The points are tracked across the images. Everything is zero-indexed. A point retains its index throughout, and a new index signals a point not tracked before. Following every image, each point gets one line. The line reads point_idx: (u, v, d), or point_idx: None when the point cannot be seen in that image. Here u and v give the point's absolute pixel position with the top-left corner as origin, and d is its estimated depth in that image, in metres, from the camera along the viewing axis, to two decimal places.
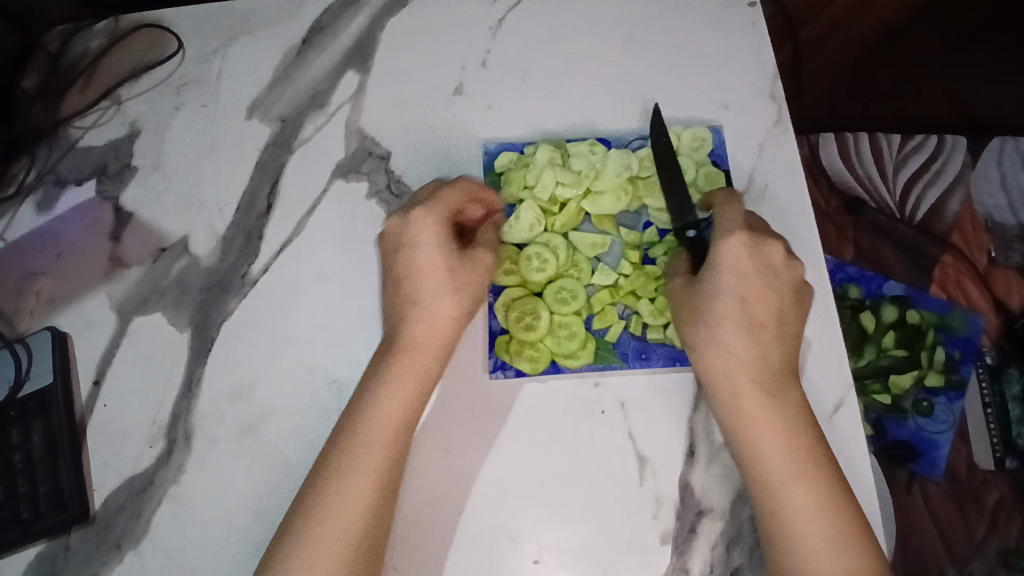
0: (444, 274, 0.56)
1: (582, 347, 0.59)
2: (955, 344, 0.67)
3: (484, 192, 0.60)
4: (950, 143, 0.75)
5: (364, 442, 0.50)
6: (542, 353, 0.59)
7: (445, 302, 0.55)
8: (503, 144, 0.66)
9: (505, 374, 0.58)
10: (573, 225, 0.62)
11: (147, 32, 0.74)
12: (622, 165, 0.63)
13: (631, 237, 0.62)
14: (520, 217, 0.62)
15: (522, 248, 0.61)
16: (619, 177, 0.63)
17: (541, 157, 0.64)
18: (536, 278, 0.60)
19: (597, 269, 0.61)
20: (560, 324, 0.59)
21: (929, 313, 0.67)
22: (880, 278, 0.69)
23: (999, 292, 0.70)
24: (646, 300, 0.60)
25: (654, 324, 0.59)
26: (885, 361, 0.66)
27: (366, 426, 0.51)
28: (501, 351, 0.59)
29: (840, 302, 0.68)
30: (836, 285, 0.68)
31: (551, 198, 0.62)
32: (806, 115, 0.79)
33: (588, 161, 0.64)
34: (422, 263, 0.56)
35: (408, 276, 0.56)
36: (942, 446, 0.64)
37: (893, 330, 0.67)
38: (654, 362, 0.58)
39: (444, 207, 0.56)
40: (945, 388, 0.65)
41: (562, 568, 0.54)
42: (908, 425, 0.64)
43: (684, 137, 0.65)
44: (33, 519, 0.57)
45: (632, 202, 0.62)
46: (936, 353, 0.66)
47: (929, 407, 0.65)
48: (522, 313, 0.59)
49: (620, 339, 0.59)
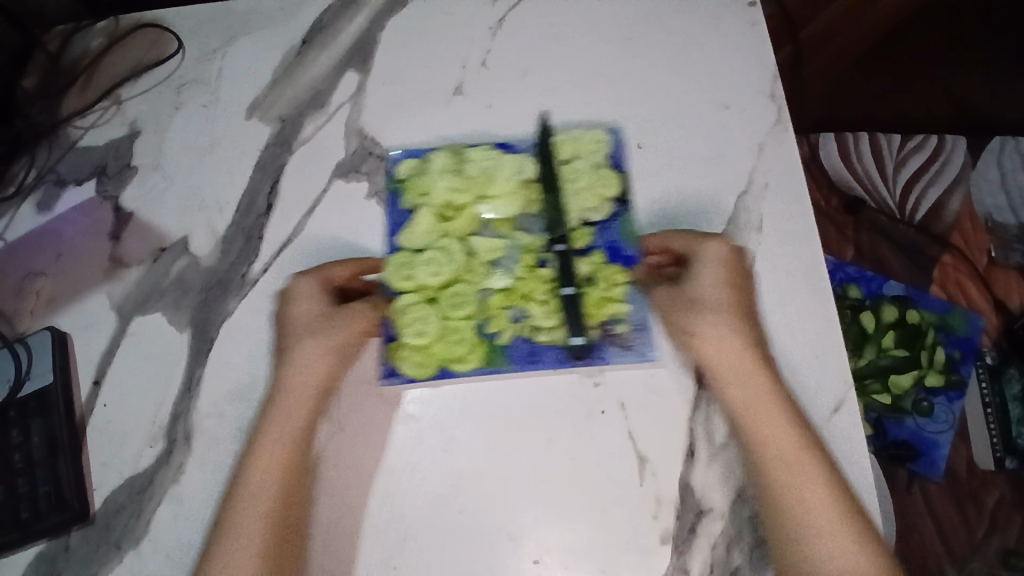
0: (310, 321, 0.61)
1: (472, 351, 0.59)
2: (954, 344, 0.67)
3: (368, 262, 0.63)
4: (950, 143, 0.75)
5: (259, 466, 0.57)
6: (433, 358, 0.59)
7: (312, 347, 0.60)
8: (407, 151, 0.66)
9: (400, 380, 0.58)
10: (471, 230, 0.63)
11: (147, 32, 0.74)
12: (513, 171, 0.65)
13: (527, 240, 0.62)
14: (417, 222, 0.63)
15: (421, 252, 0.62)
16: (511, 182, 0.64)
17: (436, 166, 0.65)
18: (430, 282, 0.61)
19: (491, 273, 0.61)
20: (453, 328, 0.59)
21: (930, 313, 0.67)
22: (880, 278, 0.69)
23: (999, 291, 0.69)
24: (538, 302, 0.60)
25: (549, 326, 0.59)
26: (885, 361, 0.67)
27: (265, 442, 0.58)
28: (392, 356, 0.59)
29: (840, 302, 0.68)
30: (836, 285, 0.69)
31: (446, 206, 0.64)
32: (806, 114, 0.81)
33: (480, 168, 0.65)
34: (296, 313, 0.62)
35: (285, 328, 0.62)
36: (942, 446, 0.64)
37: (893, 330, 0.67)
38: (543, 365, 0.58)
39: (323, 273, 0.63)
40: (945, 388, 0.65)
41: (562, 568, 0.54)
42: (908, 425, 0.64)
43: (581, 141, 0.66)
44: (33, 519, 0.57)
45: (526, 205, 0.63)
46: (936, 353, 0.66)
47: (929, 407, 0.65)
48: (414, 319, 0.60)
49: (512, 342, 0.59)
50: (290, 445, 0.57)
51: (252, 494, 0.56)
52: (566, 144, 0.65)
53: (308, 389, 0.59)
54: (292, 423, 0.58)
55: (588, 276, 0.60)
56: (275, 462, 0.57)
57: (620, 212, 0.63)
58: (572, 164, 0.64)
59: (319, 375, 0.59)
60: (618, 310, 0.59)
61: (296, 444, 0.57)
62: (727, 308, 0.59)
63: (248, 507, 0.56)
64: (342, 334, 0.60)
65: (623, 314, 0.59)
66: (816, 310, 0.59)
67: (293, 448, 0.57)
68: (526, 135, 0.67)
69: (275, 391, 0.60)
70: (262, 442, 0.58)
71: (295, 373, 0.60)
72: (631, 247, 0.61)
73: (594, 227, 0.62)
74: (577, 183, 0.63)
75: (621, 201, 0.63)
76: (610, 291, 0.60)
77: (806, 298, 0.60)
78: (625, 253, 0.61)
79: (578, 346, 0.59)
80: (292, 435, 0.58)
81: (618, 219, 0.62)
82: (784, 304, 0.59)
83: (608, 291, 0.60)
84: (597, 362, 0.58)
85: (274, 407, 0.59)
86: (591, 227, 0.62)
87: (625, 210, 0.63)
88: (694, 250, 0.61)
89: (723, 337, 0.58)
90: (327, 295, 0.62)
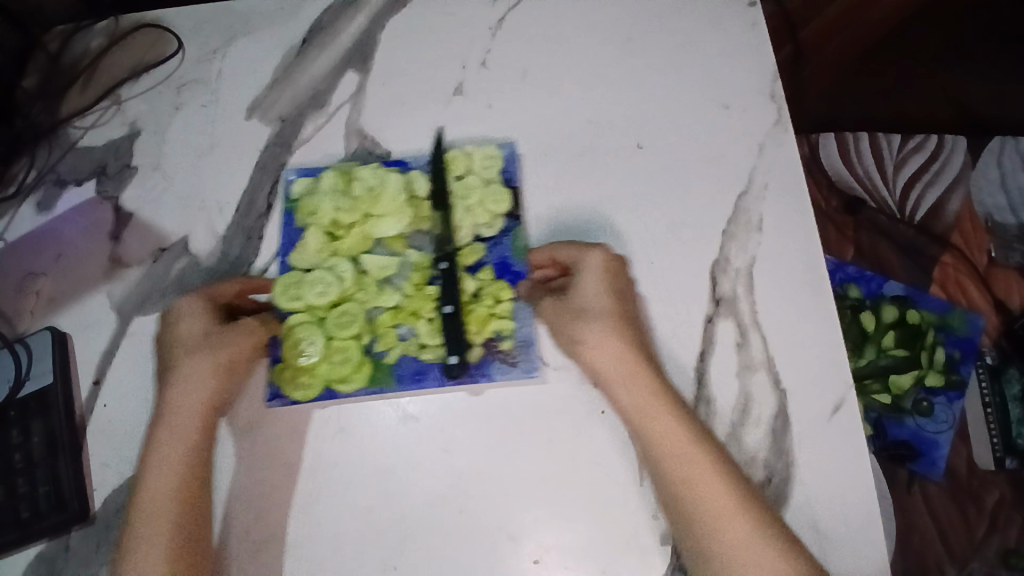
0: (195, 338, 0.61)
1: (355, 372, 0.59)
2: (954, 344, 0.67)
3: (255, 280, 0.63)
4: (950, 143, 0.75)
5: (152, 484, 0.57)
6: (316, 380, 0.59)
7: (197, 363, 0.60)
8: (304, 170, 0.67)
9: (283, 401, 0.59)
10: (364, 248, 0.62)
11: (147, 32, 0.74)
12: (401, 187, 0.64)
13: (418, 258, 0.61)
14: (306, 243, 0.63)
15: (308, 273, 0.61)
16: (398, 200, 0.63)
17: (325, 185, 0.65)
18: (317, 303, 0.60)
19: (382, 290, 0.60)
20: (337, 348, 0.59)
21: (930, 313, 0.67)
22: (880, 278, 0.69)
23: (999, 291, 0.69)
24: (425, 320, 0.60)
25: (433, 344, 0.59)
26: (885, 362, 0.66)
27: (158, 461, 0.58)
28: (275, 378, 0.59)
29: (840, 302, 0.68)
30: (836, 285, 0.69)
31: (335, 224, 0.63)
32: (806, 115, 0.80)
33: (367, 186, 0.64)
34: (181, 332, 0.62)
35: (172, 348, 0.62)
36: (942, 446, 0.64)
37: (893, 330, 0.67)
38: (428, 384, 0.58)
39: (209, 291, 0.63)
40: (945, 388, 0.65)
41: (562, 568, 0.54)
42: (908, 424, 0.64)
43: (475, 156, 0.65)
44: (33, 519, 0.57)
45: (417, 222, 0.63)
46: (936, 353, 0.66)
47: (929, 407, 0.65)
48: (296, 340, 0.59)
49: (400, 361, 0.59)
50: (183, 460, 0.57)
51: (147, 514, 0.56)
52: (460, 159, 0.65)
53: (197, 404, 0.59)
54: (185, 439, 0.58)
55: (475, 292, 0.60)
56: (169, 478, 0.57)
57: (513, 227, 0.63)
58: (464, 180, 0.64)
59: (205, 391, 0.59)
60: (504, 326, 0.59)
61: (190, 459, 0.57)
62: (611, 314, 0.59)
63: (145, 525, 0.55)
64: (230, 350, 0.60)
65: (509, 330, 0.59)
66: (817, 310, 0.59)
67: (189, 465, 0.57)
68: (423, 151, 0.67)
69: (166, 410, 0.59)
70: (154, 462, 0.58)
71: (183, 390, 0.59)
72: (522, 262, 0.62)
73: (485, 244, 0.62)
74: (470, 199, 0.63)
75: (513, 216, 0.63)
76: (496, 307, 0.60)
77: (806, 298, 0.60)
78: (514, 269, 0.61)
79: (456, 364, 0.58)
80: (186, 451, 0.58)
81: (508, 235, 0.63)
82: (784, 304, 0.59)
83: (495, 307, 0.60)
84: (482, 379, 0.58)
85: (165, 427, 0.59)
86: (481, 244, 0.62)
87: (517, 225, 0.63)
88: (579, 259, 0.61)
89: (608, 343, 0.58)
90: (214, 313, 0.62)
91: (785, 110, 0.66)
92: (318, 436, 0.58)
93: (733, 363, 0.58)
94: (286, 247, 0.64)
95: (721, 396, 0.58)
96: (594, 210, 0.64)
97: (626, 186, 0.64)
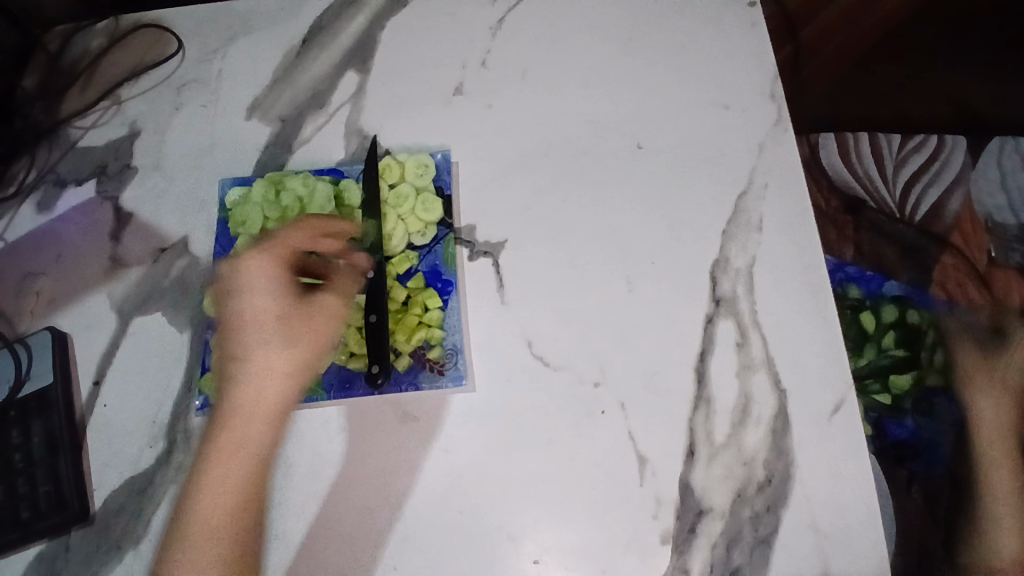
0: (279, 320, 0.57)
1: None
2: (955, 344, 0.67)
3: (332, 228, 0.60)
4: (950, 143, 0.75)
5: (215, 472, 0.53)
6: None
7: (276, 350, 0.56)
8: (239, 180, 0.67)
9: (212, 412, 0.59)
10: None
11: (146, 32, 0.74)
12: (330, 193, 0.64)
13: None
14: (238, 251, 0.63)
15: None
16: (325, 209, 0.62)
17: (255, 193, 0.64)
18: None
19: None
20: None
21: (930, 312, 0.68)
22: (879, 278, 0.68)
23: (998, 288, 0.69)
24: (353, 328, 0.60)
25: (359, 352, 0.60)
26: (886, 362, 0.66)
27: (232, 449, 0.54)
28: (206, 387, 0.60)
29: (840, 302, 0.68)
30: (836, 285, 0.68)
31: (266, 232, 0.63)
32: (806, 115, 0.78)
33: (297, 193, 0.63)
34: (253, 302, 0.57)
35: (238, 322, 0.57)
36: (942, 447, 0.63)
37: (892, 330, 0.67)
38: (355, 392, 0.59)
39: (277, 247, 0.58)
40: (944, 388, 0.65)
41: (562, 568, 0.54)
42: (910, 424, 0.64)
43: (408, 164, 0.64)
44: (34, 519, 0.57)
45: None
46: (936, 353, 0.66)
47: (930, 407, 0.64)
48: None
49: (329, 369, 0.59)
50: (249, 461, 0.54)
51: (193, 506, 0.52)
52: (393, 167, 0.64)
53: (273, 400, 0.55)
54: (254, 437, 0.55)
55: (404, 301, 0.61)
56: (242, 462, 0.54)
57: (444, 235, 0.63)
58: (398, 189, 0.64)
59: (281, 384, 0.56)
60: (432, 334, 0.60)
61: (261, 453, 0.55)
62: None
63: (206, 513, 0.52)
64: (313, 333, 0.58)
65: (438, 338, 0.60)
66: (817, 310, 0.59)
67: (265, 456, 0.55)
68: (357, 161, 0.67)
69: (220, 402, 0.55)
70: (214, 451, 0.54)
71: (260, 380, 0.56)
72: (453, 271, 0.62)
73: (417, 252, 0.62)
74: (404, 207, 0.63)
75: (444, 223, 0.63)
76: (425, 316, 0.60)
77: (806, 298, 0.59)
78: (445, 277, 0.62)
79: (380, 373, 0.57)
80: (253, 449, 0.54)
81: (440, 243, 0.63)
82: (784, 303, 0.59)
83: (424, 316, 0.60)
84: (408, 389, 0.58)
85: (224, 423, 0.54)
86: (413, 252, 0.62)
87: (448, 233, 0.63)
88: None
89: None
90: (294, 285, 0.59)
91: (786, 110, 0.66)
92: (317, 436, 0.58)
93: (733, 363, 0.58)
94: (222, 257, 0.64)
95: (721, 396, 0.58)
96: (594, 209, 0.64)
97: (626, 186, 0.64)
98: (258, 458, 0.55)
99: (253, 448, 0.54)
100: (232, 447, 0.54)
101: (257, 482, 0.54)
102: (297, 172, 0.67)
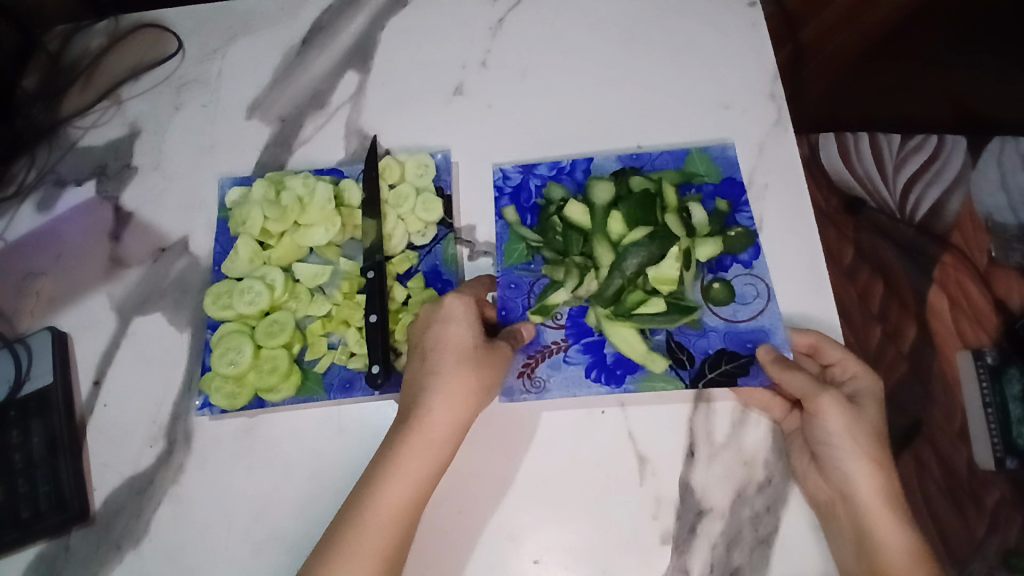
0: (473, 351, 0.51)
1: (283, 381, 0.58)
2: (713, 194, 0.62)
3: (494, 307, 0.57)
4: (950, 144, 0.70)
5: (371, 513, 0.46)
6: (244, 390, 0.58)
7: (466, 386, 0.50)
8: (239, 180, 0.66)
9: (212, 411, 0.59)
10: (296, 257, 0.62)
11: (147, 33, 0.75)
12: (331, 192, 0.62)
13: (348, 266, 0.61)
14: (238, 251, 0.62)
15: (238, 282, 0.61)
16: (324, 209, 0.61)
17: (255, 193, 0.63)
18: (247, 311, 0.59)
19: (314, 299, 0.60)
20: (266, 358, 0.58)
21: (670, 173, 0.63)
22: (575, 166, 0.64)
23: (809, 360, 0.57)
24: (354, 329, 0.59)
25: (359, 352, 0.59)
26: (636, 259, 0.56)
27: (392, 484, 0.47)
28: (206, 388, 0.59)
29: (548, 207, 0.62)
30: (539, 194, 0.63)
31: (265, 232, 0.62)
32: (806, 114, 0.73)
33: (297, 193, 0.62)
34: (449, 330, 0.51)
35: (433, 350, 0.51)
36: (771, 333, 0.57)
37: (618, 210, 0.59)
38: (355, 393, 0.58)
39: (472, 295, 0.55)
40: (733, 252, 0.60)
41: (562, 568, 0.54)
42: (705, 333, 0.57)
43: (408, 164, 0.64)
44: (33, 519, 0.57)
45: (352, 230, 0.62)
46: (693, 215, 0.60)
47: (723, 290, 0.58)
48: (226, 348, 0.58)
49: (329, 369, 0.59)
50: (424, 492, 0.47)
51: (353, 531, 0.46)
52: (393, 167, 0.64)
53: (456, 431, 0.49)
54: (427, 474, 0.47)
55: (404, 301, 0.60)
56: (400, 496, 0.47)
57: (444, 235, 0.63)
58: (397, 189, 0.63)
59: (467, 417, 0.50)
60: None
61: (424, 488, 0.47)
62: None
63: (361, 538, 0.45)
64: (488, 375, 0.52)
65: None
66: (815, 310, 0.59)
67: (422, 496, 0.47)
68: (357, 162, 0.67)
69: (410, 427, 0.48)
70: (379, 488, 0.47)
71: (444, 407, 0.49)
72: (451, 271, 0.62)
73: (417, 252, 0.62)
74: (404, 207, 0.62)
75: (444, 223, 0.63)
76: None
77: (807, 295, 0.59)
78: (444, 277, 0.62)
79: (380, 373, 0.55)
80: (421, 483, 0.47)
81: (440, 243, 0.63)
82: (785, 301, 0.59)
83: None
84: None
85: (401, 453, 0.47)
86: (413, 252, 0.62)
87: (448, 233, 0.63)
88: None
89: (852, 412, 0.51)
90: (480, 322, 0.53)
91: (786, 110, 0.65)
92: (317, 435, 0.58)
93: None
94: (221, 257, 0.64)
95: (721, 396, 0.57)
96: None
97: None
98: (421, 494, 0.47)
99: (427, 481, 0.47)
100: (417, 480, 0.47)
101: (407, 527, 0.47)
102: (297, 172, 0.67)
